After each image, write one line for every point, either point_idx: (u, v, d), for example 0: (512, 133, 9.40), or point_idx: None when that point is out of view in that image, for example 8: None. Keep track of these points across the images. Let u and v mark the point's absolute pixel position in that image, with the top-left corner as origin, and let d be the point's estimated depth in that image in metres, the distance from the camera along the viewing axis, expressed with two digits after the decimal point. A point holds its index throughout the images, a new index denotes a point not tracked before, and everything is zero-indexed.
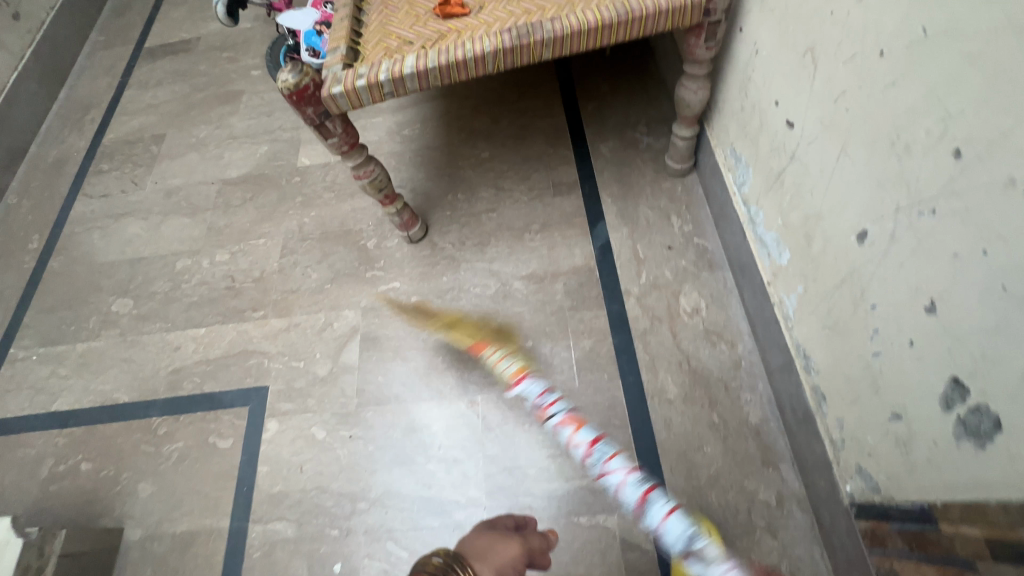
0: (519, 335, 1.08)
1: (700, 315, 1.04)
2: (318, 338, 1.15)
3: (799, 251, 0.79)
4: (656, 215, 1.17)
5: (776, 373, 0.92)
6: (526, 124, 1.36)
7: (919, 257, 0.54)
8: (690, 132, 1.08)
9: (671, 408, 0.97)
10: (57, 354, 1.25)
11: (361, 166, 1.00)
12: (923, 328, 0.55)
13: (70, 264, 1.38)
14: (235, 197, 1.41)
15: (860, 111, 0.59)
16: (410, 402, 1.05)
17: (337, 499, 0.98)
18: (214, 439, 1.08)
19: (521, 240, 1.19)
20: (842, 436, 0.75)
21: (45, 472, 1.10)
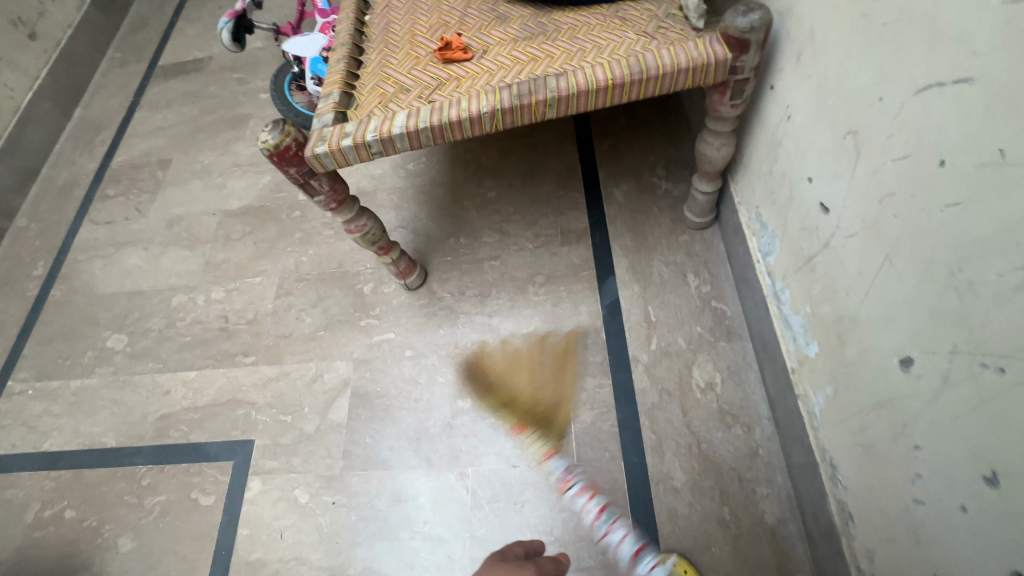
0: (516, 401, 1.01)
1: (715, 391, 0.95)
2: (308, 390, 1.10)
3: (830, 350, 0.69)
4: (671, 272, 1.07)
5: (798, 470, 0.82)
6: (536, 162, 1.28)
7: (978, 416, 0.44)
8: (711, 186, 0.98)
9: (677, 498, 0.88)
10: (51, 389, 1.23)
11: (353, 220, 0.94)
12: (981, 499, 0.45)
13: (71, 294, 1.37)
14: (235, 230, 1.37)
15: (911, 223, 0.50)
16: (397, 469, 0.99)
17: (316, 572, 0.93)
18: (196, 494, 1.04)
19: (524, 293, 1.12)
20: (871, 570, 0.65)
21: (30, 517, 1.08)
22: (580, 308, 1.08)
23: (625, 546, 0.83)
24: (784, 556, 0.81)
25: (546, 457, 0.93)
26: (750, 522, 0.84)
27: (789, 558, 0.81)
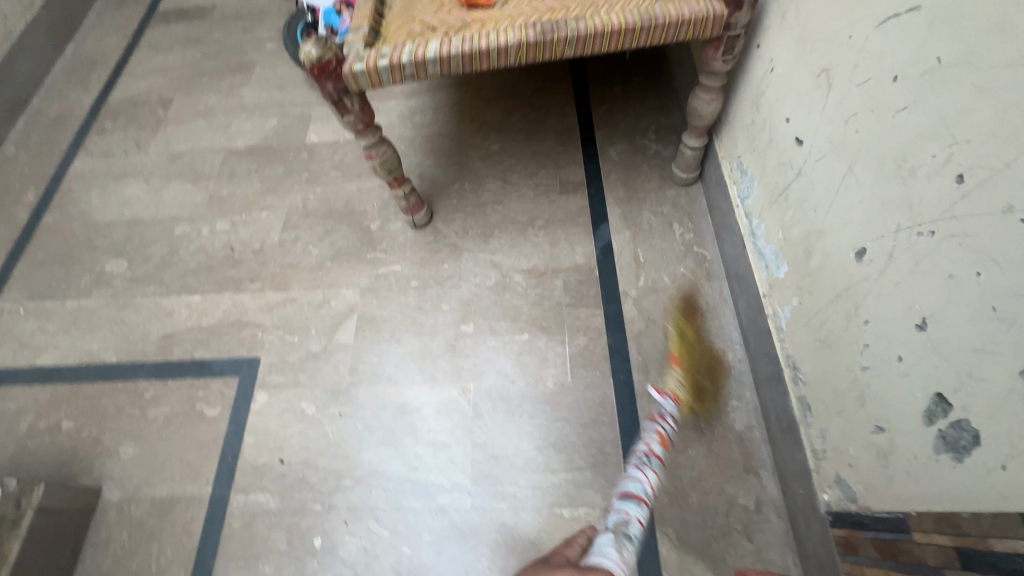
0: (515, 327, 1.09)
1: (694, 322, 1.06)
2: (315, 314, 1.15)
3: (797, 265, 0.81)
4: (659, 221, 1.19)
5: (763, 382, 0.94)
6: (537, 120, 1.37)
7: (915, 277, 0.56)
8: (699, 142, 1.10)
9: (659, 409, 0.98)
10: (45, 310, 1.23)
11: (374, 146, 1.00)
12: (913, 346, 0.57)
13: (65, 221, 1.36)
14: (241, 167, 1.40)
15: (870, 133, 0.62)
16: (402, 384, 1.05)
17: (323, 475, 0.98)
18: (202, 406, 1.07)
19: (524, 235, 1.20)
20: (823, 446, 0.77)
21: (24, 427, 1.08)
22: (576, 249, 1.17)
23: (636, 487, 0.86)
24: (749, 455, 0.93)
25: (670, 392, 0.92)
26: (722, 429, 0.95)
27: (754, 457, 0.93)
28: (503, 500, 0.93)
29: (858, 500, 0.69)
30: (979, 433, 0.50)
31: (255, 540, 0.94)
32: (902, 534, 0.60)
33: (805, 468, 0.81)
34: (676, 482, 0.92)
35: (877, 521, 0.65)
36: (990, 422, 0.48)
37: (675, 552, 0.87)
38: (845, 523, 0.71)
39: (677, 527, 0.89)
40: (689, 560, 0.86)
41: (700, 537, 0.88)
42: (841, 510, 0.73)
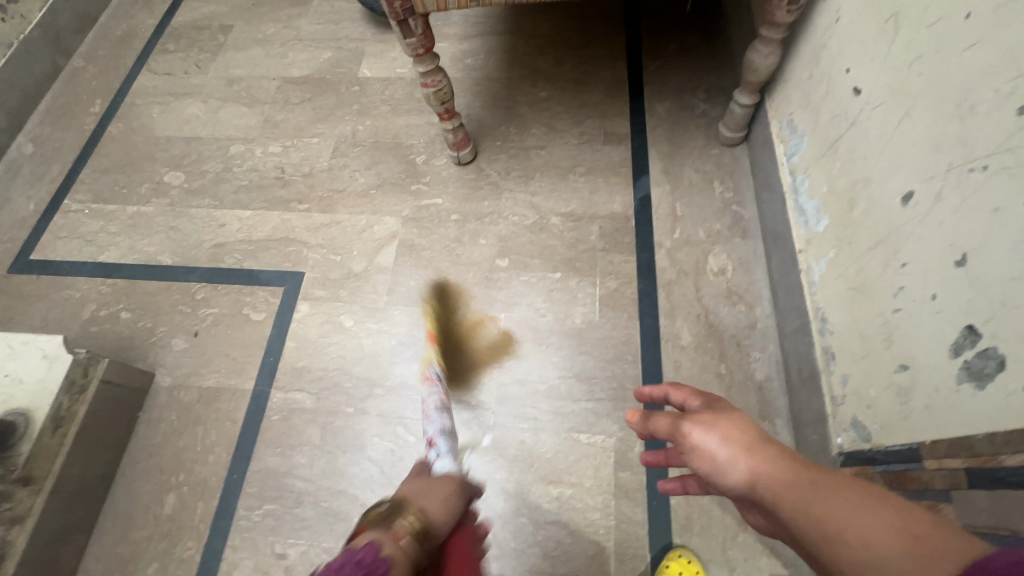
0: (549, 266, 1.13)
1: (725, 276, 1.08)
2: (358, 238, 1.20)
3: (839, 216, 0.82)
4: (699, 177, 1.20)
5: (789, 335, 0.96)
6: (588, 71, 1.38)
7: (960, 214, 0.58)
8: (750, 100, 1.10)
9: (682, 353, 1.02)
10: (107, 212, 1.31)
11: (430, 74, 1.03)
12: (949, 281, 0.59)
13: (128, 132, 1.43)
14: (295, 95, 1.44)
15: (932, 75, 0.63)
16: (437, 308, 1.10)
17: (357, 381, 1.05)
18: (248, 310, 1.14)
19: (565, 180, 1.23)
20: (843, 392, 0.79)
21: (87, 314, 1.17)
22: (615, 197, 1.20)
23: None
24: (767, 404, 0.96)
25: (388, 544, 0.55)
26: (742, 376, 0.98)
27: (771, 405, 0.95)
28: (524, 421, 0.98)
29: (871, 439, 0.72)
30: (1005, 358, 0.52)
31: (292, 433, 1.01)
32: (913, 464, 0.63)
33: (821, 414, 0.83)
34: None
35: (889, 454, 0.68)
36: (1018, 345, 0.51)
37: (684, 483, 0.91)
38: (856, 462, 0.74)
39: None
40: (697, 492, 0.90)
41: None
42: (853, 451, 0.76)
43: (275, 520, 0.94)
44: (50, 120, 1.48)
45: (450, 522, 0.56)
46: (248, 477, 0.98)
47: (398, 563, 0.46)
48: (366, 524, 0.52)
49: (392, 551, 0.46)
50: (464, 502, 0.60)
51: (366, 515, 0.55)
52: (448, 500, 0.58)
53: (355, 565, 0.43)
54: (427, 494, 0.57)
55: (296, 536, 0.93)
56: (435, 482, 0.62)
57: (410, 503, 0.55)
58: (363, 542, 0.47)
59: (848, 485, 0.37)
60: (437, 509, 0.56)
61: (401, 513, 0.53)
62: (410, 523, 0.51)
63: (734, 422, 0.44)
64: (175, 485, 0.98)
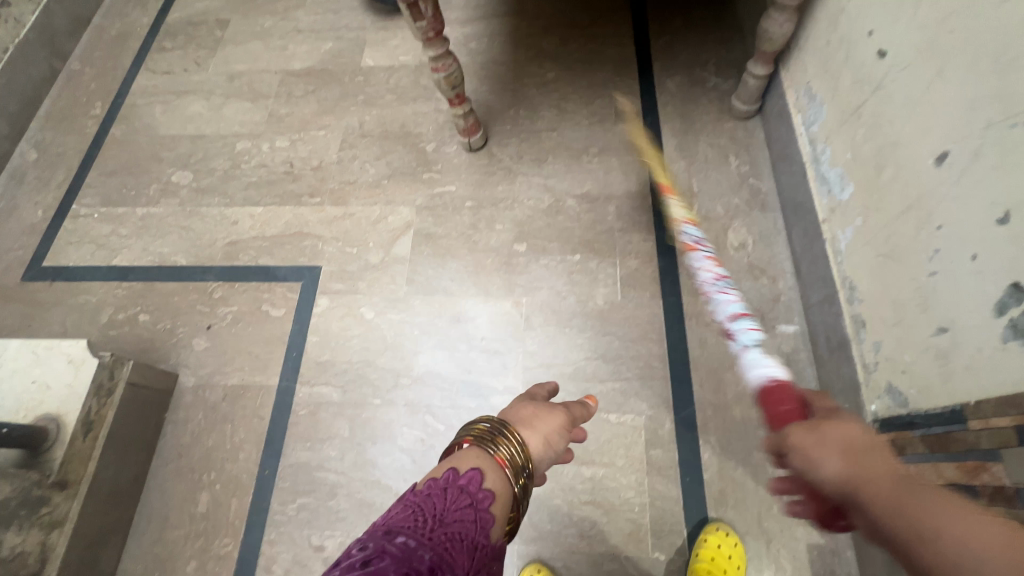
0: (568, 248, 1.12)
1: (746, 250, 1.07)
2: (373, 229, 1.19)
3: (865, 183, 0.82)
4: (714, 152, 1.19)
5: (814, 306, 0.96)
6: (595, 50, 1.36)
7: (1001, 172, 0.57)
8: (765, 70, 1.08)
9: (707, 329, 1.01)
10: (117, 215, 1.29)
11: (441, 58, 1.02)
12: (991, 240, 0.59)
13: (131, 133, 1.41)
14: (298, 88, 1.42)
15: (966, 31, 0.62)
16: (457, 295, 1.10)
17: (382, 372, 1.04)
18: (267, 307, 1.13)
19: (578, 162, 1.21)
20: (875, 359, 0.79)
21: (105, 318, 1.16)
22: (630, 176, 1.18)
23: None
24: (795, 375, 0.96)
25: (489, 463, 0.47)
26: (769, 349, 0.98)
27: (799, 377, 0.95)
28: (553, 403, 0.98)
29: (908, 404, 0.72)
30: None
31: (320, 427, 1.01)
32: (956, 426, 0.63)
33: (853, 382, 0.83)
34: (721, 396, 0.96)
35: (929, 418, 0.68)
36: None
37: (716, 458, 0.91)
38: (893, 427, 0.75)
39: (719, 436, 0.93)
40: (730, 466, 0.91)
41: (741, 446, 0.92)
42: (888, 418, 0.76)
43: (310, 513, 0.95)
44: (51, 124, 1.46)
45: (548, 458, 0.52)
46: (280, 472, 0.98)
47: (498, 495, 0.45)
48: (472, 437, 0.49)
49: (492, 482, 0.45)
50: (567, 441, 0.55)
51: (471, 425, 0.50)
52: (553, 436, 0.53)
53: (460, 490, 0.43)
54: (536, 424, 0.53)
55: (332, 528, 0.93)
56: (546, 410, 0.56)
57: (516, 429, 0.51)
58: (468, 466, 0.45)
59: (942, 492, 0.36)
60: (540, 443, 0.51)
61: (506, 437, 0.49)
62: (515, 451, 0.48)
63: (851, 426, 0.43)
64: (208, 483, 0.98)
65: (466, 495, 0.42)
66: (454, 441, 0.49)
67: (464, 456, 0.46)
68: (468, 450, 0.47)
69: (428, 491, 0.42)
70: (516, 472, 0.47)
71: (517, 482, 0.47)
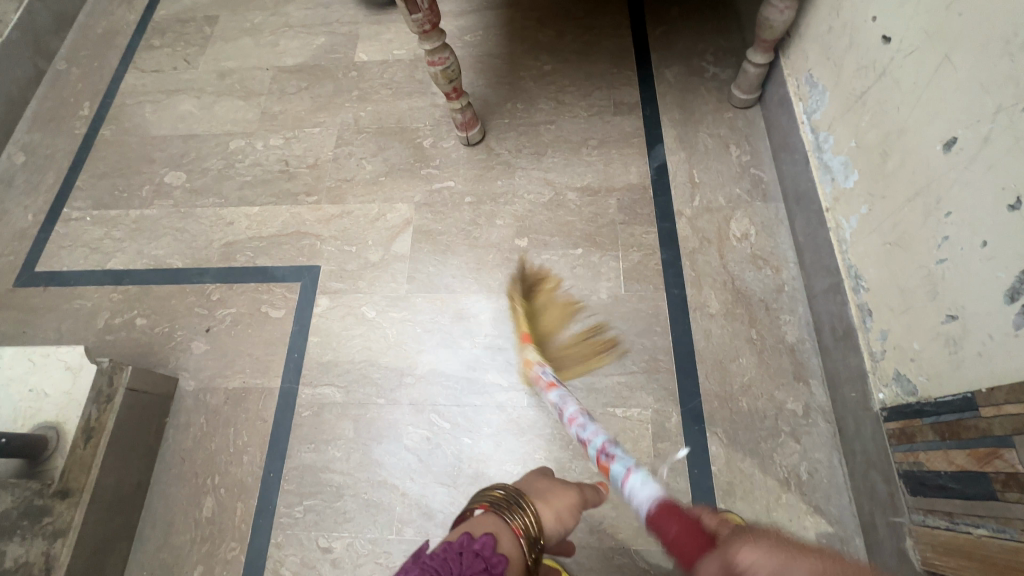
0: (570, 243, 1.11)
1: (749, 241, 1.07)
2: (371, 227, 1.18)
3: (870, 170, 0.81)
4: (715, 142, 1.18)
5: (819, 296, 0.96)
6: (592, 40, 1.34)
7: (1012, 156, 0.57)
8: (765, 58, 1.07)
9: (711, 321, 1.01)
10: (110, 218, 1.27)
11: (437, 51, 1.00)
12: (1002, 225, 0.59)
13: (122, 134, 1.38)
14: (291, 85, 1.39)
15: (976, 14, 0.61)
16: (459, 292, 1.09)
17: (385, 372, 1.03)
18: (267, 308, 1.12)
19: (577, 154, 1.20)
20: (882, 347, 0.79)
21: (101, 323, 1.14)
22: (630, 168, 1.17)
23: None
24: (800, 365, 0.95)
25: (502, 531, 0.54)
26: (774, 340, 0.98)
27: (805, 367, 0.95)
28: None
29: (917, 392, 0.72)
30: None
31: (324, 428, 1.00)
32: (967, 413, 0.63)
33: (860, 371, 0.83)
34: (727, 388, 0.95)
35: (939, 406, 0.68)
36: None
37: (723, 449, 0.91)
38: (901, 415, 0.75)
39: (726, 428, 0.93)
40: (737, 457, 0.91)
41: (748, 437, 0.92)
42: (896, 406, 0.76)
43: (317, 515, 0.94)
44: (38, 126, 1.42)
45: (557, 532, 0.61)
46: (285, 474, 0.97)
47: (510, 559, 0.52)
48: (489, 504, 0.57)
49: (505, 546, 0.53)
50: (574, 519, 0.63)
51: (486, 493, 0.59)
52: (562, 513, 0.62)
53: (475, 555, 0.48)
54: (549, 501, 0.62)
55: (339, 529, 0.93)
56: (558, 490, 0.65)
57: (528, 499, 0.59)
58: (482, 532, 0.53)
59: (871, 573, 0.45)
60: (550, 517, 0.60)
61: (520, 508, 0.57)
62: (527, 521, 0.56)
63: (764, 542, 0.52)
64: (212, 488, 0.97)
65: (481, 559, 0.48)
66: (470, 507, 0.58)
67: (484, 522, 0.55)
68: (485, 516, 0.56)
69: (445, 554, 0.48)
70: (529, 542, 0.55)
71: (529, 551, 0.54)
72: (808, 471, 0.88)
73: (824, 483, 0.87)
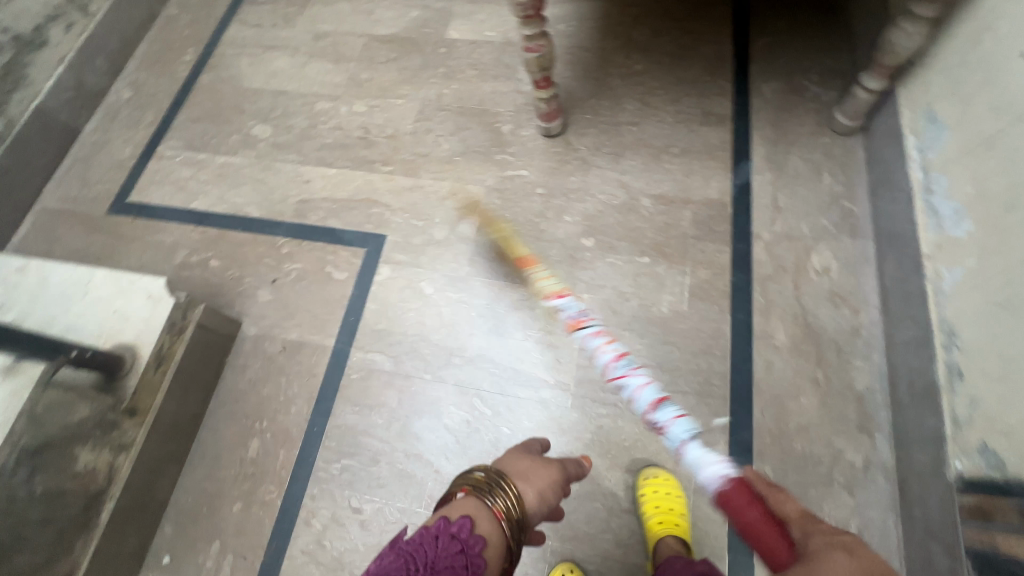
0: (637, 249, 1.08)
1: (829, 276, 1.01)
2: (440, 205, 1.19)
3: (988, 222, 0.74)
4: (807, 167, 1.11)
5: (900, 347, 0.89)
6: (688, 45, 1.29)
7: None
8: (879, 85, 1.00)
9: (775, 353, 0.96)
10: (199, 161, 1.34)
11: (535, 38, 0.99)
12: None
13: (219, 83, 1.45)
14: (381, 54, 1.41)
15: None
16: (518, 283, 1.08)
17: (434, 349, 1.05)
18: (330, 269, 1.15)
19: (658, 160, 1.17)
20: (968, 414, 0.73)
21: (179, 259, 1.21)
22: (711, 183, 1.13)
23: None
24: (867, 416, 0.90)
25: (484, 515, 0.49)
26: (841, 385, 0.93)
27: (871, 418, 0.90)
28: (603, 406, 0.96)
29: (1004, 469, 0.66)
30: None
31: (369, 394, 1.03)
32: None
33: (936, 435, 0.77)
34: (782, 426, 0.91)
35: None
36: None
37: None
38: (980, 490, 0.69)
39: (775, 467, 0.89)
40: None
41: (797, 480, 0.87)
42: (974, 479, 0.70)
43: (352, 476, 0.97)
44: (146, 66, 1.51)
45: (545, 511, 0.54)
46: (327, 431, 1.01)
47: (490, 543, 0.47)
48: (470, 487, 0.51)
49: (484, 530, 0.47)
50: (562, 494, 0.57)
51: (468, 474, 0.52)
52: (548, 490, 0.55)
53: (450, 539, 0.45)
54: (532, 478, 0.54)
55: (371, 493, 0.95)
56: (544, 465, 0.58)
57: (512, 479, 0.53)
58: (460, 515, 0.48)
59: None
60: (534, 497, 0.53)
61: (502, 489, 0.51)
62: (510, 503, 0.49)
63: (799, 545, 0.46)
64: (259, 431, 1.02)
65: (457, 543, 0.44)
66: (451, 489, 0.51)
67: (461, 506, 0.49)
68: (466, 500, 0.50)
69: (421, 539, 0.45)
70: (512, 524, 0.49)
71: (513, 534, 0.49)
72: (858, 526, 0.84)
73: (874, 542, 0.82)
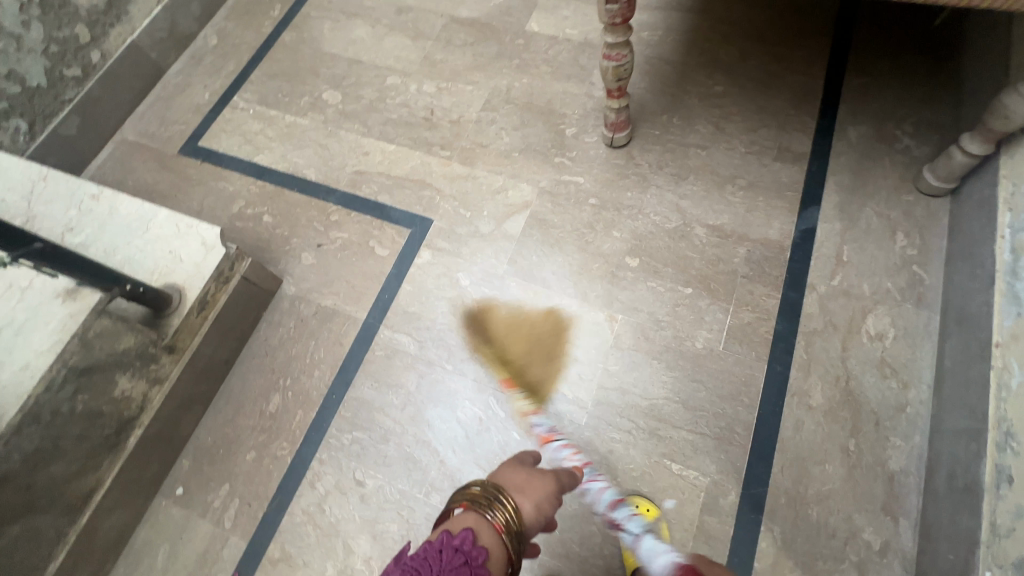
0: (681, 278, 1.05)
1: (882, 343, 0.95)
2: (491, 198, 1.18)
3: None
4: (881, 224, 1.04)
5: (947, 434, 0.83)
6: (776, 72, 1.22)
7: None
8: (981, 150, 0.91)
9: (807, 413, 0.92)
10: (268, 116, 1.38)
11: (616, 47, 0.96)
12: None
13: (299, 43, 1.48)
14: (459, 37, 1.41)
15: None
16: (554, 291, 1.07)
17: (460, 341, 1.05)
18: (374, 244, 1.17)
19: (720, 190, 1.12)
20: (1011, 524, 0.67)
21: (235, 209, 1.26)
22: (773, 222, 1.07)
23: None
24: (894, 498, 0.85)
25: (487, 526, 0.50)
26: (873, 460, 0.87)
27: (899, 501, 0.85)
28: (618, 431, 0.95)
29: None
30: None
31: (390, 373, 1.05)
32: None
33: (969, 537, 0.72)
34: (800, 489, 0.87)
35: None
36: None
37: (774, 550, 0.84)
38: None
39: (784, 530, 0.85)
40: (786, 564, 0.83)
41: (805, 548, 0.84)
42: None
43: (360, 448, 1.00)
44: (235, 16, 1.56)
45: (541, 523, 0.55)
46: (345, 401, 1.03)
47: (492, 554, 0.48)
48: (468, 502, 0.52)
49: (486, 542, 0.49)
50: (556, 507, 0.59)
51: (464, 490, 0.54)
52: (544, 503, 0.56)
53: (455, 550, 0.46)
54: (529, 491, 0.56)
55: (376, 469, 0.98)
56: (538, 478, 0.60)
57: (508, 493, 0.54)
58: (462, 528, 0.49)
59: None
60: (531, 509, 0.54)
61: (501, 503, 0.52)
62: (510, 516, 0.51)
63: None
64: (282, 388, 1.06)
65: (461, 554, 0.46)
66: (449, 506, 0.53)
67: (461, 519, 0.50)
68: (466, 514, 0.51)
69: (426, 553, 0.46)
70: (511, 536, 0.50)
71: (512, 545, 0.50)
72: None
73: None
